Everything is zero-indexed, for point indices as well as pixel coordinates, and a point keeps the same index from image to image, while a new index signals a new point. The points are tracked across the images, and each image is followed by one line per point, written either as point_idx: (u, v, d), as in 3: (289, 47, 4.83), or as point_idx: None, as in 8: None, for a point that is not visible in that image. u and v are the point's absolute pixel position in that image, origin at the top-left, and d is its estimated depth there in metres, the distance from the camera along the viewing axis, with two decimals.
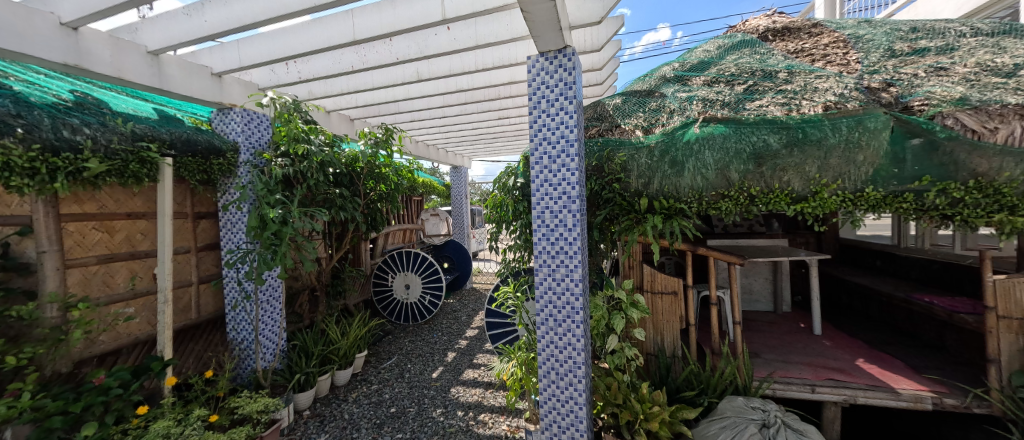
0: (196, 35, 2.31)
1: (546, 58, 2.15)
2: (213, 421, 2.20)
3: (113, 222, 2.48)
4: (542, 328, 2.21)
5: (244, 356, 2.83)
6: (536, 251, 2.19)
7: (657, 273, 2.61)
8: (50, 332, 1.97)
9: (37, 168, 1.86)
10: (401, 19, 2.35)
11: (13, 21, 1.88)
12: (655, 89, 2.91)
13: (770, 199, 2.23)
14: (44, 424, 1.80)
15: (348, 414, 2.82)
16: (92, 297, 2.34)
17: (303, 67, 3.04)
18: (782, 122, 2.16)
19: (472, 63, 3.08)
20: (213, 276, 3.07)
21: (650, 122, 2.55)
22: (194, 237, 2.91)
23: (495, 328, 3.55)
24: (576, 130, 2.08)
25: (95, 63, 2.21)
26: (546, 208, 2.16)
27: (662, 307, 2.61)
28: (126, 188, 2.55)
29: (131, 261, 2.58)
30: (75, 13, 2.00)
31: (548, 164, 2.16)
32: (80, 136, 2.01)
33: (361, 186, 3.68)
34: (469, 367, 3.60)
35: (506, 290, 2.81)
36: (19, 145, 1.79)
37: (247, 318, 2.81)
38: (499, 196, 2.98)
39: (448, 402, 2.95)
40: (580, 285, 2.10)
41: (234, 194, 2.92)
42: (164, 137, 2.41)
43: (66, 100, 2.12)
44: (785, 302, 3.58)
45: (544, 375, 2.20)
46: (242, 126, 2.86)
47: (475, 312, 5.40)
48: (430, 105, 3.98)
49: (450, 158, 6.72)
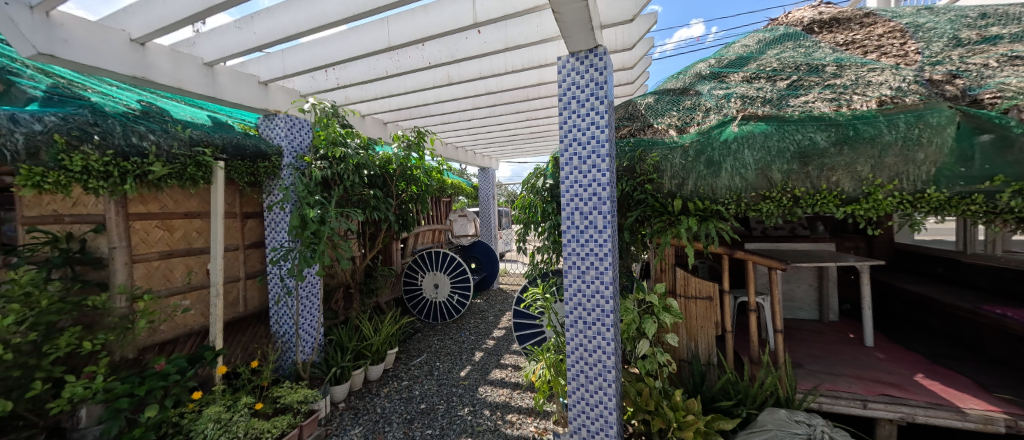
0: (246, 47, 2.47)
1: (577, 59, 2.14)
2: (258, 409, 2.35)
3: (173, 221, 2.70)
4: (571, 330, 2.19)
5: (285, 348, 2.99)
6: (565, 253, 2.18)
7: (690, 277, 2.53)
8: (119, 321, 2.17)
9: (110, 171, 2.06)
10: (433, 24, 2.41)
11: (91, 39, 2.09)
12: (690, 87, 2.82)
13: (817, 201, 2.09)
14: (113, 404, 1.96)
15: (380, 408, 2.91)
16: (154, 289, 2.55)
17: (341, 73, 3.16)
18: (831, 118, 2.03)
19: (501, 65, 3.11)
20: (258, 272, 3.27)
21: (684, 122, 2.49)
22: (242, 235, 3.11)
23: (522, 329, 3.55)
24: (608, 130, 2.05)
25: (159, 75, 2.40)
26: (576, 209, 2.14)
27: (696, 312, 2.52)
28: (184, 190, 2.76)
29: (187, 257, 2.78)
30: (143, 29, 2.19)
31: (579, 165, 2.14)
32: (146, 142, 2.20)
33: (394, 187, 3.79)
34: (496, 367, 3.62)
35: (535, 292, 2.80)
36: (95, 151, 2.00)
37: (289, 313, 2.97)
38: (528, 197, 2.98)
39: (476, 401, 2.98)
40: (611, 288, 2.07)
41: (278, 195, 3.08)
42: (217, 142, 2.60)
43: (135, 109, 2.34)
44: (832, 310, 3.36)
45: (573, 378, 2.18)
46: (286, 131, 3.03)
47: (502, 312, 5.42)
48: (459, 107, 4.05)
49: (478, 159, 6.80)
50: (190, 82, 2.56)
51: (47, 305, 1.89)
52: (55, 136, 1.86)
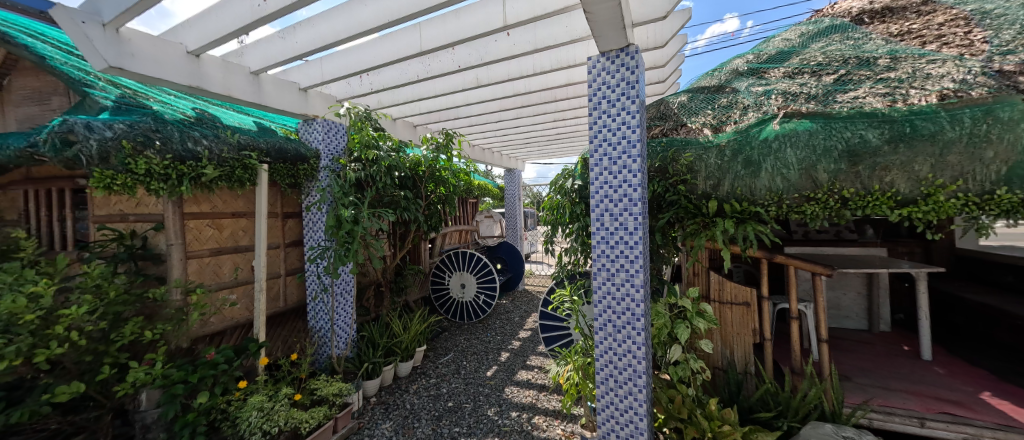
0: (288, 55, 2.60)
1: (608, 58, 2.11)
2: (297, 400, 2.47)
3: (222, 220, 2.88)
4: (600, 333, 2.15)
5: (322, 343, 3.12)
6: (594, 255, 2.15)
7: (726, 281, 2.43)
8: (175, 313, 2.34)
9: (169, 174, 2.24)
10: (464, 28, 2.45)
11: (153, 52, 2.27)
12: (725, 84, 2.73)
13: (868, 202, 1.96)
14: (170, 389, 2.12)
15: (410, 404, 2.98)
16: (205, 284, 2.73)
17: (374, 79, 3.27)
18: (883, 114, 1.90)
19: (530, 67, 3.12)
20: (297, 269, 3.43)
21: (720, 120, 2.40)
22: (283, 234, 3.28)
23: (549, 331, 3.53)
24: (639, 130, 2.01)
25: (211, 84, 2.57)
26: (606, 210, 2.11)
27: (732, 318, 2.42)
28: (232, 191, 2.94)
29: (234, 255, 2.96)
30: (198, 41, 2.36)
31: (609, 166, 2.11)
32: (200, 146, 2.36)
33: (423, 188, 3.87)
34: (523, 368, 3.62)
35: (562, 294, 2.79)
36: (157, 155, 2.17)
37: (325, 309, 3.10)
38: (556, 199, 2.97)
39: (502, 402, 2.99)
40: (642, 291, 2.02)
41: (315, 196, 3.22)
42: (262, 147, 2.75)
43: (190, 116, 2.52)
44: (884, 320, 3.13)
45: (602, 382, 2.15)
46: (323, 135, 3.17)
47: (528, 313, 5.41)
48: (487, 109, 4.09)
49: (504, 161, 6.85)
50: (238, 90, 2.72)
51: (115, 295, 2.08)
52: (123, 142, 2.03)
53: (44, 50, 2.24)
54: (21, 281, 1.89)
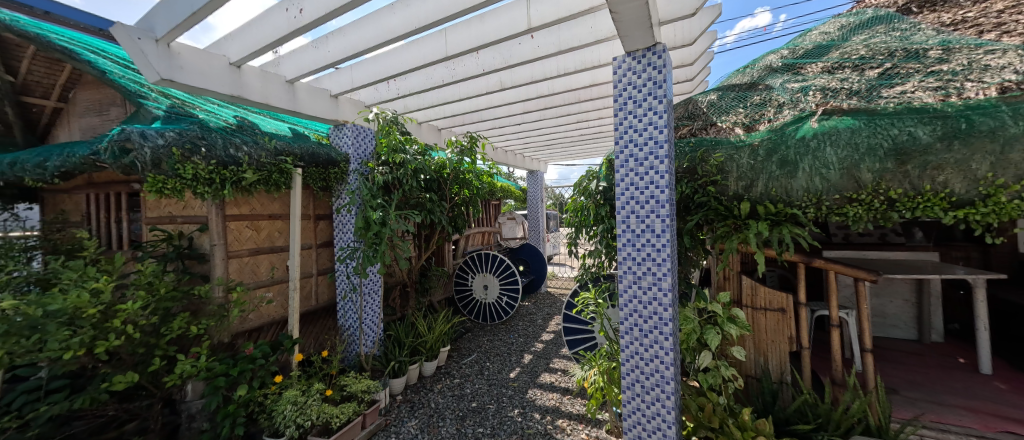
0: (321, 63, 2.71)
1: (634, 58, 2.08)
2: (328, 395, 2.56)
3: (260, 222, 3.01)
4: (626, 337, 2.12)
5: (350, 341, 3.22)
6: (620, 258, 2.12)
7: (759, 286, 2.34)
8: (218, 309, 2.47)
9: (214, 179, 2.38)
10: (489, 32, 2.48)
11: (200, 65, 2.42)
12: (758, 81, 2.64)
13: (918, 203, 1.83)
14: (213, 381, 2.25)
15: (434, 403, 3.02)
16: (244, 282, 2.87)
17: (401, 84, 3.35)
18: (935, 110, 1.78)
19: (554, 69, 3.12)
20: (328, 269, 3.56)
21: (752, 118, 2.32)
22: (315, 235, 3.41)
23: (572, 334, 3.50)
24: (667, 130, 1.97)
25: (251, 92, 2.72)
26: (632, 212, 2.08)
27: (766, 324, 2.33)
28: (269, 195, 3.08)
29: (271, 255, 3.10)
30: (239, 53, 2.50)
31: (635, 167, 2.07)
32: (241, 153, 2.50)
33: (448, 191, 3.93)
34: (546, 370, 3.60)
35: (587, 297, 2.76)
36: (203, 161, 2.32)
37: (354, 308, 3.20)
38: (580, 201, 2.95)
39: (525, 404, 2.99)
40: (670, 295, 1.97)
41: (345, 198, 3.33)
42: (296, 152, 2.88)
43: (232, 124, 2.67)
44: (936, 329, 2.92)
45: (628, 387, 2.11)
46: (353, 140, 3.27)
47: (550, 316, 5.39)
48: (511, 112, 4.11)
49: (527, 163, 6.86)
50: (276, 98, 2.86)
51: (165, 292, 2.23)
52: (173, 150, 2.18)
53: (105, 66, 2.43)
54: (85, 278, 2.06)
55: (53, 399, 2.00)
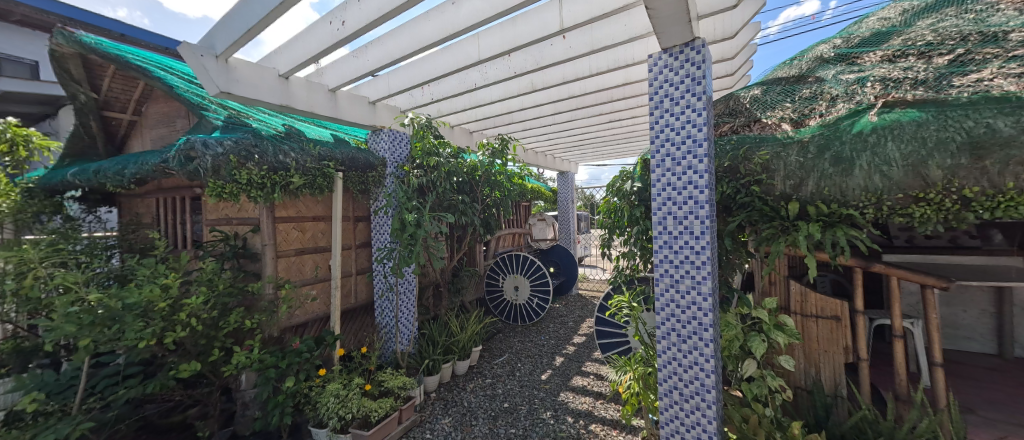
0: (360, 72, 2.83)
1: (671, 54, 2.01)
2: (367, 390, 2.66)
3: (305, 223, 3.19)
4: (663, 342, 2.05)
5: (387, 338, 3.34)
6: (656, 260, 2.06)
7: (810, 292, 2.19)
8: (268, 305, 2.65)
9: (265, 183, 2.55)
10: (521, 34, 2.50)
11: (253, 77, 2.60)
12: (808, 74, 2.49)
13: (999, 203, 1.61)
14: (265, 372, 2.41)
15: (467, 402, 3.07)
16: (292, 280, 3.06)
17: (435, 89, 3.43)
18: (1020, 98, 1.59)
19: (586, 69, 3.09)
20: (366, 268, 3.71)
21: (801, 113, 2.20)
22: (354, 236, 3.57)
23: (605, 337, 3.44)
24: (706, 128, 1.89)
25: (297, 102, 2.89)
26: (669, 213, 2.01)
27: (817, 333, 2.18)
28: (313, 198, 3.25)
29: (314, 254, 3.27)
30: (287, 65, 2.66)
31: (672, 167, 2.01)
32: (289, 159, 2.66)
33: (480, 192, 3.97)
34: (578, 374, 3.56)
35: (621, 300, 2.69)
36: (256, 167, 2.49)
37: (390, 306, 3.32)
38: (614, 202, 2.90)
39: (558, 406, 2.97)
40: (710, 299, 1.88)
41: (382, 201, 3.45)
42: (338, 157, 3.02)
43: (281, 132, 2.86)
44: (1021, 344, 2.61)
45: (665, 394, 2.04)
46: (389, 144, 3.38)
47: (582, 318, 5.32)
48: (541, 113, 4.11)
49: (557, 164, 6.83)
50: (319, 106, 3.02)
51: (222, 288, 2.43)
52: (231, 157, 2.36)
53: (172, 81, 2.68)
54: (155, 274, 2.26)
55: (129, 383, 2.21)
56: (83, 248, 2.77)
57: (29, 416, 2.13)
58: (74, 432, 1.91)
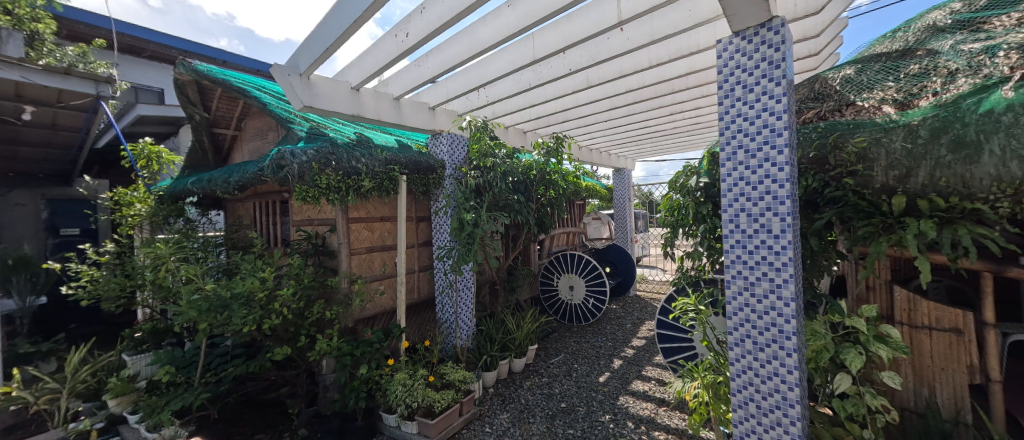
0: (421, 79, 2.98)
1: (743, 38, 1.85)
2: (431, 381, 2.80)
3: (373, 223, 3.43)
4: (736, 350, 1.90)
5: (448, 332, 3.49)
6: (727, 261, 1.91)
7: (921, 299, 1.89)
8: (344, 298, 2.90)
9: (341, 187, 2.80)
10: (577, 31, 2.46)
11: (330, 91, 2.87)
12: (917, 46, 2.15)
13: None
14: (342, 359, 2.65)
15: (525, 399, 3.10)
16: (363, 275, 3.32)
17: (490, 91, 3.51)
18: None
19: (646, 60, 2.96)
20: (427, 266, 3.91)
21: (908, 93, 1.90)
22: (416, 235, 3.78)
23: (668, 342, 3.27)
24: (787, 115, 1.71)
25: (366, 111, 3.12)
26: (742, 210, 1.85)
27: (931, 347, 1.87)
28: (381, 199, 3.51)
29: (382, 253, 3.51)
30: (358, 77, 2.90)
31: (746, 160, 1.84)
32: (360, 164, 2.90)
33: (534, 192, 4.00)
34: (638, 378, 3.42)
35: (686, 302, 2.54)
36: (333, 172, 2.74)
37: (450, 302, 3.47)
38: (677, 199, 2.74)
39: (617, 410, 2.88)
40: (793, 304, 1.70)
41: (441, 202, 3.61)
42: (402, 161, 3.22)
43: (353, 140, 3.12)
44: None
45: (739, 405, 1.89)
46: (448, 148, 3.53)
47: (641, 321, 5.10)
48: (597, 110, 4.01)
49: (613, 160, 6.63)
50: (385, 114, 3.24)
51: (307, 281, 2.73)
52: (314, 164, 2.63)
53: (265, 98, 3.05)
54: (255, 269, 2.60)
55: (236, 362, 2.57)
56: (199, 245, 3.27)
57: (164, 385, 2.56)
58: (196, 400, 2.32)
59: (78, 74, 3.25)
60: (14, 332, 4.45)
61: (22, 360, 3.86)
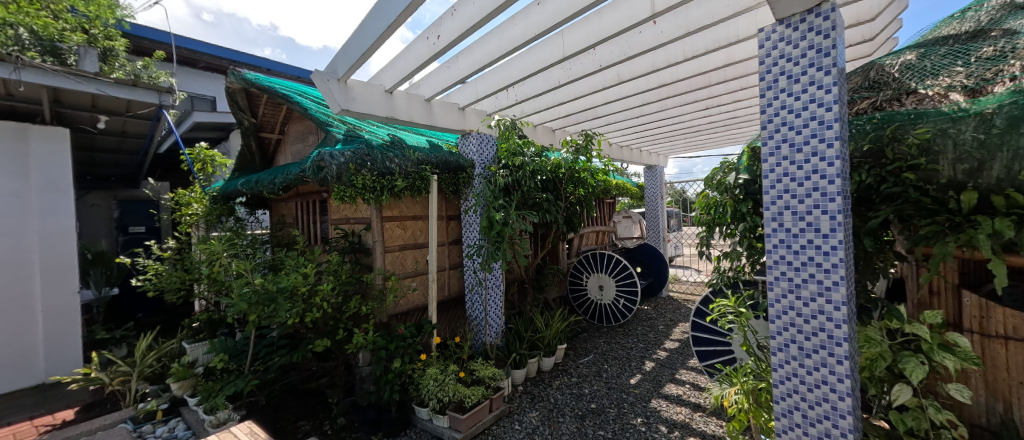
0: (452, 80, 3.03)
1: (788, 25, 1.75)
2: (461, 376, 2.85)
3: (406, 222, 3.53)
4: (779, 355, 1.80)
5: (477, 329, 3.55)
6: (769, 262, 1.82)
7: (995, 306, 1.70)
8: (379, 293, 3.01)
9: (376, 187, 2.91)
10: (609, 26, 2.42)
11: (365, 94, 2.97)
12: (991, 27, 1.95)
13: None
14: (378, 352, 2.76)
15: (554, 399, 3.09)
16: (397, 272, 3.42)
17: (519, 90, 3.51)
18: None
19: (680, 54, 2.86)
20: (456, 264, 3.98)
21: (981, 78, 1.73)
22: (447, 233, 3.86)
23: (703, 345, 3.15)
24: (838, 106, 1.59)
25: (399, 113, 3.21)
26: (786, 208, 1.75)
27: (1008, 358, 1.68)
28: (414, 198, 3.60)
29: (414, 250, 3.61)
30: (392, 80, 2.99)
31: (791, 155, 1.74)
32: (393, 164, 3.00)
33: (563, 190, 3.97)
34: (672, 381, 3.32)
35: (724, 304, 2.43)
36: (368, 172, 2.84)
37: (480, 300, 3.52)
38: (713, 196, 2.64)
39: (650, 414, 2.81)
40: (844, 309, 1.59)
41: (471, 200, 3.66)
42: (433, 161, 3.30)
43: (387, 142, 3.23)
44: None
45: (783, 414, 1.79)
46: (477, 148, 3.60)
47: (674, 322, 4.94)
48: (627, 106, 3.92)
49: (644, 157, 6.46)
50: (417, 115, 3.32)
51: (344, 277, 2.86)
52: (350, 165, 2.74)
53: (305, 103, 3.21)
54: (297, 265, 2.75)
55: (281, 352, 2.74)
56: (248, 242, 3.50)
57: (219, 371, 2.77)
58: (247, 386, 2.49)
59: (143, 85, 3.57)
60: (92, 320, 4.97)
61: (99, 345, 4.29)
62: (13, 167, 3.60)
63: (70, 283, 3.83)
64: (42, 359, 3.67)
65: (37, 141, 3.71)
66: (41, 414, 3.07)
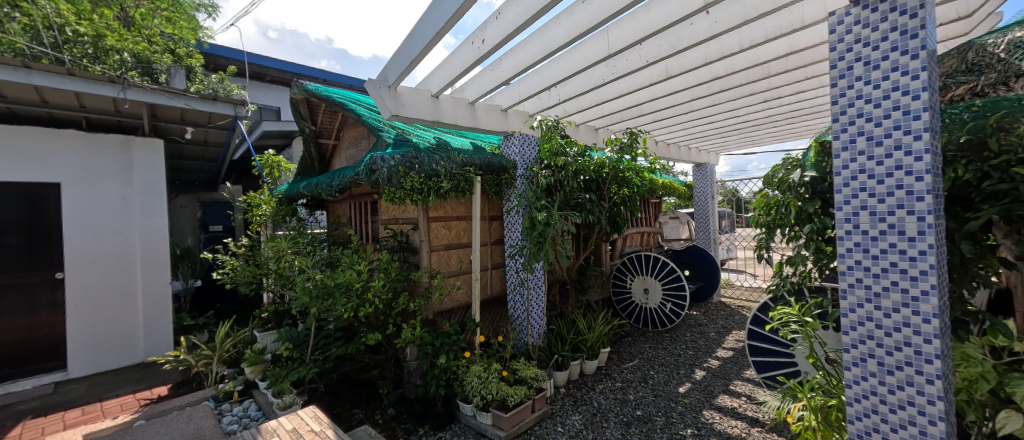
0: (495, 82, 3.08)
1: (863, 6, 1.59)
2: (504, 375, 2.88)
3: (451, 222, 3.64)
4: (853, 371, 1.63)
5: (519, 329, 3.57)
6: (842, 268, 1.66)
7: None
8: (425, 291, 3.14)
9: (423, 189, 3.02)
10: (657, 20, 2.33)
11: (413, 100, 3.10)
12: None
13: None
14: (425, 347, 2.87)
15: (598, 403, 3.03)
16: (442, 271, 3.54)
17: (562, 90, 3.49)
18: None
19: (734, 44, 2.70)
20: (499, 263, 4.03)
21: None
22: (489, 234, 3.92)
23: (761, 355, 2.94)
24: (927, 94, 1.41)
25: (444, 116, 3.31)
26: (863, 208, 1.59)
27: None
28: (458, 200, 3.70)
29: (458, 250, 3.71)
30: (437, 85, 3.09)
31: (869, 149, 1.57)
32: (439, 166, 3.10)
33: (607, 190, 3.89)
34: (725, 392, 3.13)
35: (787, 313, 2.25)
36: (416, 174, 2.97)
37: (522, 300, 3.54)
38: (773, 196, 2.45)
39: (701, 425, 2.67)
40: (936, 321, 1.41)
41: (513, 201, 3.68)
42: (477, 162, 3.36)
43: (434, 145, 3.35)
44: None
45: (860, 436, 1.62)
46: (519, 147, 3.56)
47: (727, 330, 4.65)
48: (676, 101, 3.76)
49: (693, 155, 6.15)
50: (462, 118, 3.41)
51: (393, 274, 3.00)
52: (400, 167, 2.88)
53: (359, 110, 3.42)
54: (353, 262, 2.93)
55: (338, 344, 2.94)
56: (308, 240, 3.78)
57: (284, 358, 3.03)
58: (309, 373, 2.71)
59: (222, 98, 3.97)
60: (180, 308, 5.62)
61: (186, 331, 4.85)
62: (120, 174, 4.17)
63: (162, 275, 4.35)
64: (141, 341, 4.21)
65: (138, 151, 4.27)
66: (142, 389, 3.53)
